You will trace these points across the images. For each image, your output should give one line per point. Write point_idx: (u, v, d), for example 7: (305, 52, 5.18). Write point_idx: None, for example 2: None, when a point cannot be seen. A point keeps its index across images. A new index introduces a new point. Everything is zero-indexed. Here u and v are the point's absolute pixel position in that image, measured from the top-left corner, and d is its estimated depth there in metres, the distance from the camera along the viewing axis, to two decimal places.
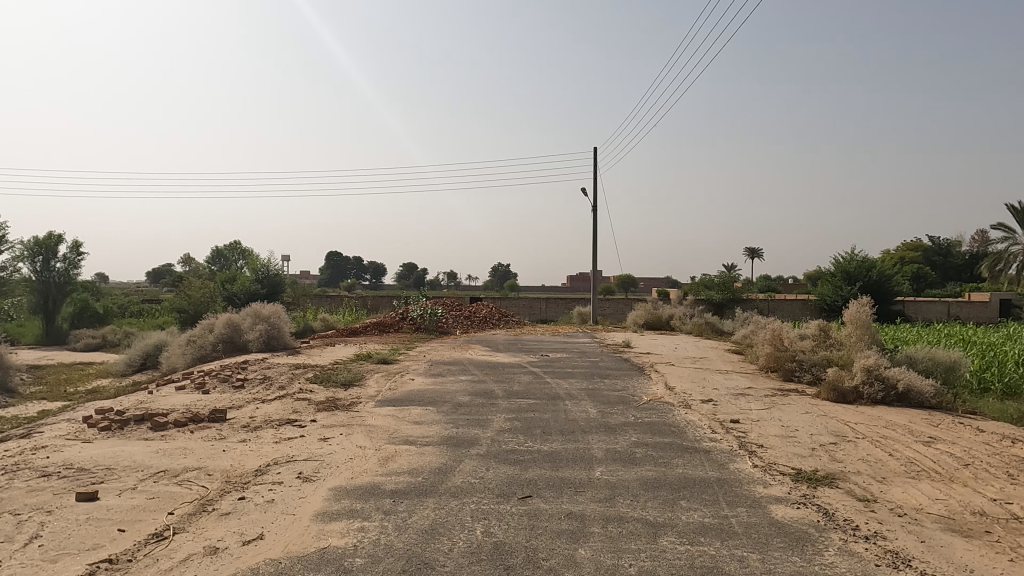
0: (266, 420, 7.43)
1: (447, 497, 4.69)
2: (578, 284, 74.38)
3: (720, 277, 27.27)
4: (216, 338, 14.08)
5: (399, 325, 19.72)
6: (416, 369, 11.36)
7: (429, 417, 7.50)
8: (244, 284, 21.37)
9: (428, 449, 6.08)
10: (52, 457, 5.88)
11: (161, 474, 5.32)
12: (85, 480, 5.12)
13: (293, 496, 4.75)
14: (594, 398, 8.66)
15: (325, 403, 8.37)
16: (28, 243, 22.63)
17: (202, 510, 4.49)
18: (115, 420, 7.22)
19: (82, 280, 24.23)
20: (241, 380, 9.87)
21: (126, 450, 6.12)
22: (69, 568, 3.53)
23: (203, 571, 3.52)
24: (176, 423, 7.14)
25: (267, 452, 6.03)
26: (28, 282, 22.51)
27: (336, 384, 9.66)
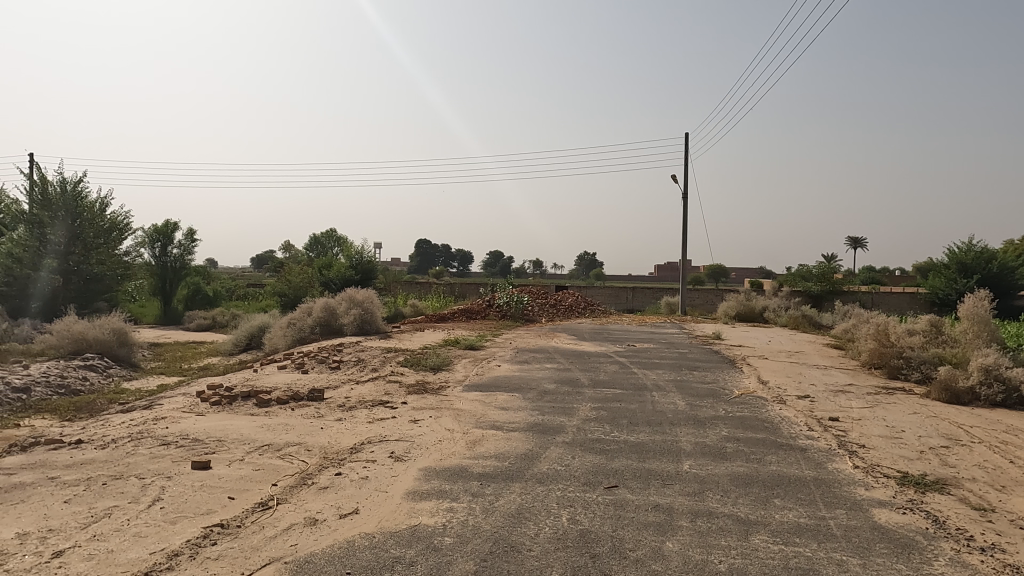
0: (360, 400, 7.74)
1: (533, 483, 4.73)
2: (667, 275, 72.73)
3: (818, 267, 25.92)
4: (314, 321, 14.80)
5: (486, 312, 20.04)
6: (502, 355, 11.51)
7: (515, 403, 7.58)
8: (340, 270, 22.31)
9: (515, 435, 6.15)
10: (171, 427, 6.39)
11: (265, 448, 5.66)
12: (199, 450, 5.53)
13: (385, 474, 4.94)
14: (682, 390, 8.47)
15: (415, 386, 8.64)
16: (148, 231, 24.49)
17: (302, 484, 4.74)
18: (225, 395, 7.75)
19: (194, 264, 25.97)
20: (337, 362, 10.34)
21: (234, 424, 6.55)
22: (187, 530, 3.83)
23: (304, 541, 3.72)
24: (278, 400, 7.57)
25: (362, 431, 6.30)
26: (148, 267, 24.39)
27: (425, 368, 9.94)
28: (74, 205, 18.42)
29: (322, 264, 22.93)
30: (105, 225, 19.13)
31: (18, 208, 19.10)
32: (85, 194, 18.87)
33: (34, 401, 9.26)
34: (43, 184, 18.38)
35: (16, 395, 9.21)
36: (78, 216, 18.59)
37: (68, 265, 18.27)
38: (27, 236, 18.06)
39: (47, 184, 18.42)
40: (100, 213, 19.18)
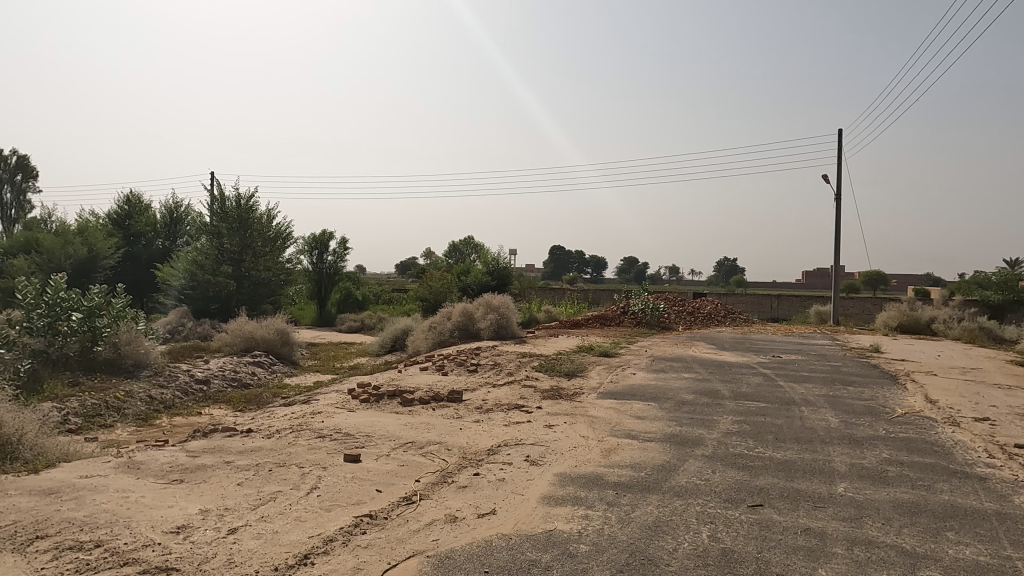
0: (497, 403, 7.93)
1: (671, 496, 4.59)
2: (816, 282, 67.90)
3: (999, 274, 23.05)
4: (453, 325, 15.38)
5: (620, 319, 19.80)
6: (637, 363, 11.30)
7: (651, 413, 7.40)
8: (477, 276, 23.01)
9: (651, 445, 6.00)
10: (326, 422, 6.90)
11: (408, 445, 5.95)
12: (351, 444, 5.93)
13: (522, 477, 5.01)
14: (836, 406, 7.85)
15: (550, 391, 8.69)
16: (308, 240, 26.70)
17: (443, 481, 4.93)
18: (373, 394, 8.26)
19: (346, 270, 27.92)
20: (475, 365, 10.68)
21: (381, 421, 6.96)
22: (340, 518, 4.11)
23: (445, 537, 3.86)
24: (420, 400, 7.94)
25: (498, 433, 6.44)
26: (307, 272, 26.59)
27: (559, 374, 9.99)
28: (247, 217, 20.53)
29: (461, 270, 23.74)
30: (271, 235, 21.09)
31: (201, 220, 21.58)
32: (256, 207, 20.93)
33: (212, 392, 10.40)
34: (222, 198, 20.63)
35: (198, 387, 10.40)
36: (250, 226, 20.66)
37: (241, 271, 20.33)
38: (208, 245, 20.35)
39: (225, 199, 20.65)
40: (267, 224, 21.18)
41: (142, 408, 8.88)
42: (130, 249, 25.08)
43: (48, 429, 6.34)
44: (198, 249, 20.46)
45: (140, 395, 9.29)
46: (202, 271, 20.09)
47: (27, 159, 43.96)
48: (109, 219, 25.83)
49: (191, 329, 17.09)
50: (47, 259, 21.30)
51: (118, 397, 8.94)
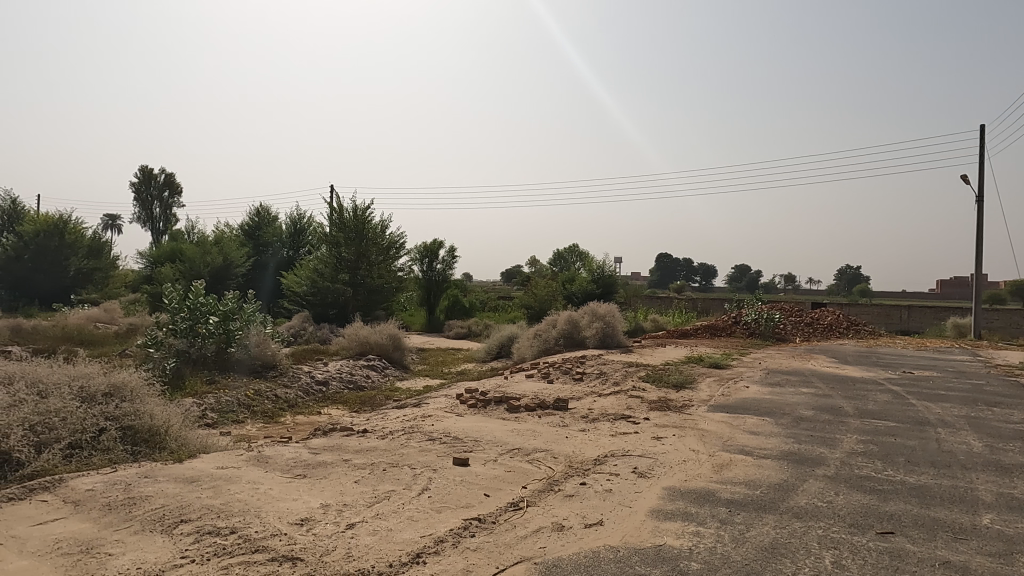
0: (602, 413, 7.85)
1: (789, 517, 4.36)
2: (953, 292, 62.17)
3: None
4: (558, 333, 15.41)
5: (731, 329, 19.06)
6: (750, 376, 10.81)
7: (766, 428, 7.06)
8: (582, 284, 22.94)
9: (767, 463, 5.72)
10: (436, 425, 7.11)
11: (515, 451, 6.02)
12: (460, 448, 6.08)
13: (629, 489, 4.93)
14: (978, 429, 7.13)
15: (657, 403, 8.50)
16: (419, 248, 27.68)
17: (549, 489, 4.94)
18: (481, 399, 8.42)
19: (454, 278, 28.66)
20: (580, 373, 10.64)
21: (488, 426, 7.08)
22: (450, 520, 4.22)
23: (552, 545, 3.87)
24: (526, 407, 8.00)
25: (605, 444, 6.37)
26: (417, 280, 27.58)
27: (667, 385, 9.75)
28: (363, 227, 21.59)
29: (565, 278, 23.75)
30: (385, 244, 22.01)
31: (322, 230, 22.91)
32: (371, 217, 21.94)
33: (331, 393, 10.99)
34: (340, 210, 21.83)
35: (318, 387, 11.04)
36: (365, 236, 21.68)
37: (357, 278, 21.39)
38: (328, 254, 21.59)
39: (343, 210, 21.81)
40: (382, 233, 22.12)
41: (269, 406, 9.54)
42: (259, 258, 27.04)
43: (189, 422, 6.95)
44: (319, 258, 21.81)
45: (267, 394, 9.98)
46: (322, 279, 21.40)
47: (173, 176, 48.61)
48: (242, 230, 28.20)
49: (311, 333, 18.14)
50: (189, 267, 23.43)
51: (248, 395, 9.65)
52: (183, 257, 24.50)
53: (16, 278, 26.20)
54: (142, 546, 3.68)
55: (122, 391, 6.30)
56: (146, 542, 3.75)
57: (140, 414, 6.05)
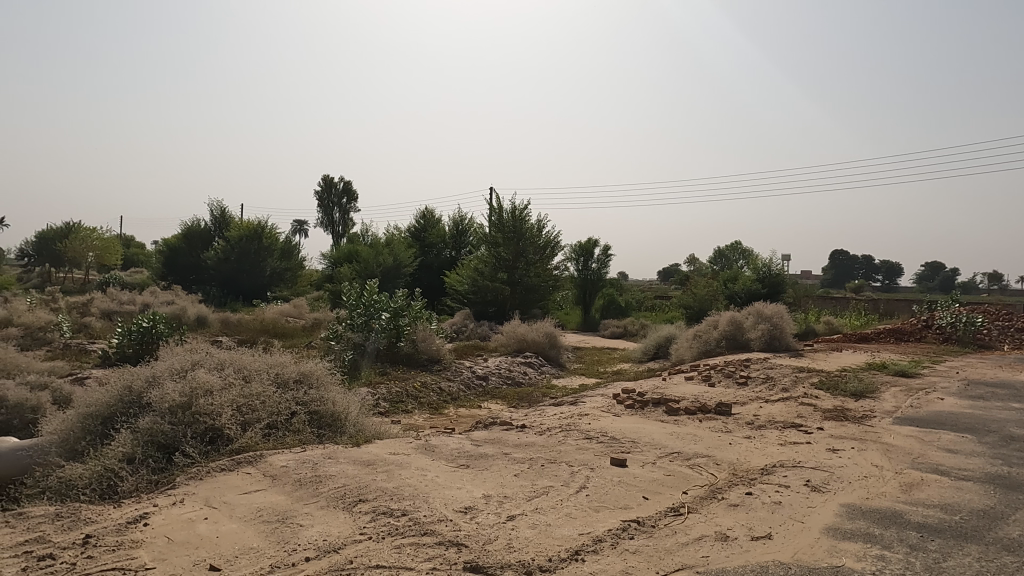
0: (770, 420, 7.39)
1: (998, 549, 3.82)
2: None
3: None
4: (720, 334, 14.76)
5: (920, 334, 17.08)
6: (945, 387, 9.61)
7: (967, 447, 6.23)
8: (746, 283, 21.77)
9: (967, 485, 5.06)
10: (592, 424, 7.11)
11: (675, 455, 5.84)
12: (617, 448, 6.02)
13: (801, 503, 4.60)
14: None
15: (833, 412, 7.84)
16: (574, 247, 27.84)
17: (712, 496, 4.75)
18: (638, 400, 8.29)
19: (610, 277, 28.47)
20: (744, 377, 10.09)
21: (646, 428, 6.94)
22: (608, 520, 4.20)
23: (715, 555, 3.71)
24: (686, 410, 7.74)
25: (773, 453, 5.99)
26: (573, 278, 27.75)
27: (844, 393, 8.95)
28: (520, 227, 22.13)
29: (728, 277, 22.69)
30: (542, 243, 22.38)
31: (482, 231, 23.86)
32: (529, 217, 22.44)
33: (490, 388, 11.38)
34: (499, 211, 22.60)
35: (479, 381, 11.49)
36: (524, 236, 22.22)
37: (514, 277, 21.98)
38: (488, 254, 22.38)
39: (502, 211, 22.53)
40: (539, 233, 22.50)
41: (434, 397, 10.09)
42: (425, 258, 28.65)
43: (365, 408, 7.55)
44: (479, 258, 22.72)
45: (432, 386, 10.56)
46: (482, 278, 22.17)
47: (351, 184, 52.86)
48: (410, 233, 30.08)
49: (472, 329, 18.93)
50: (364, 268, 25.42)
51: (415, 387, 10.29)
52: (359, 258, 26.65)
53: (225, 277, 30.00)
54: (328, 520, 4.06)
55: (310, 379, 6.99)
56: (331, 517, 4.13)
57: (324, 400, 6.68)
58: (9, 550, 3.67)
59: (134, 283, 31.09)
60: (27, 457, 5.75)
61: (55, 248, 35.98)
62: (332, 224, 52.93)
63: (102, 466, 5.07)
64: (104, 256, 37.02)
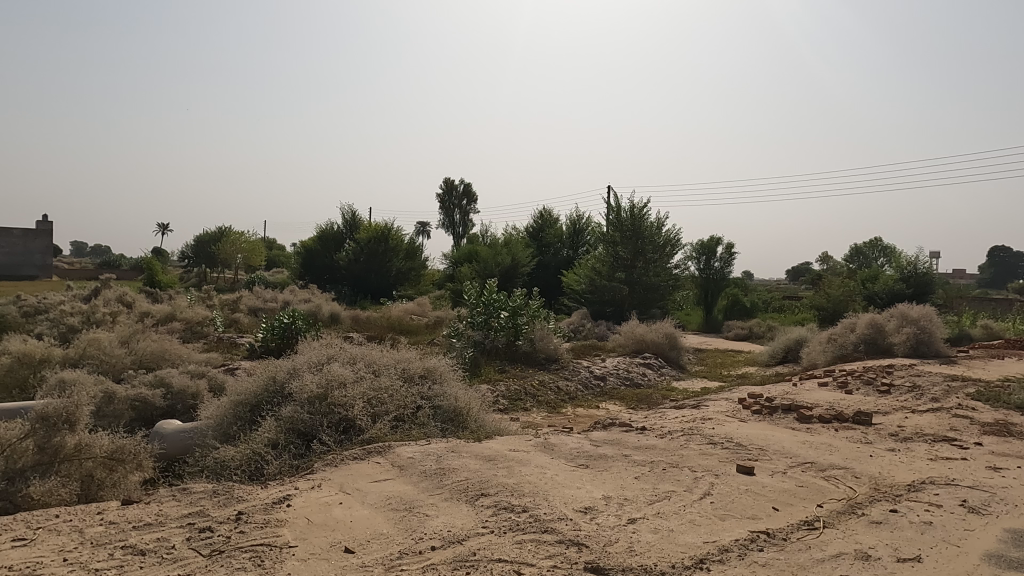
0: (917, 432, 6.77)
1: None
2: None
3: None
4: (857, 338, 13.72)
5: None
6: None
7: None
8: (887, 283, 20.09)
9: None
10: (716, 429, 6.84)
11: (807, 466, 5.50)
12: (744, 455, 5.76)
13: (956, 525, 4.18)
14: None
15: (993, 426, 7.05)
16: (695, 246, 26.99)
17: (851, 512, 4.42)
18: (766, 406, 7.88)
19: (733, 277, 27.32)
20: (887, 385, 9.31)
21: (775, 435, 6.58)
22: (735, 530, 4.03)
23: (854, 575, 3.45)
24: (820, 418, 7.27)
25: (922, 468, 5.48)
26: (694, 278, 26.89)
27: (1006, 406, 8.03)
28: (639, 226, 21.77)
29: (866, 276, 21.08)
30: (661, 241, 21.86)
31: (600, 230, 23.70)
32: (648, 216, 22.02)
33: (608, 388, 11.27)
34: (617, 210, 22.36)
35: (596, 382, 11.41)
36: (643, 235, 21.84)
37: (633, 277, 21.63)
38: (606, 253, 22.19)
39: (621, 210, 22.27)
40: (659, 231, 21.99)
41: (552, 396, 10.14)
42: (542, 257, 28.86)
43: (485, 405, 7.72)
44: (597, 257, 22.58)
45: (550, 385, 10.62)
46: (600, 277, 22.00)
47: (471, 186, 54.31)
48: (527, 232, 30.44)
49: (589, 329, 18.83)
50: (484, 267, 26.03)
51: (534, 385, 10.39)
52: (479, 258, 27.31)
53: (355, 277, 31.82)
54: (451, 512, 4.19)
55: (434, 374, 7.26)
56: (455, 509, 4.26)
57: (447, 395, 6.90)
58: (176, 521, 4.10)
59: (276, 282, 33.70)
60: (189, 438, 6.40)
61: (210, 250, 39.78)
62: (452, 226, 54.65)
63: (251, 450, 5.55)
64: (251, 257, 40.47)
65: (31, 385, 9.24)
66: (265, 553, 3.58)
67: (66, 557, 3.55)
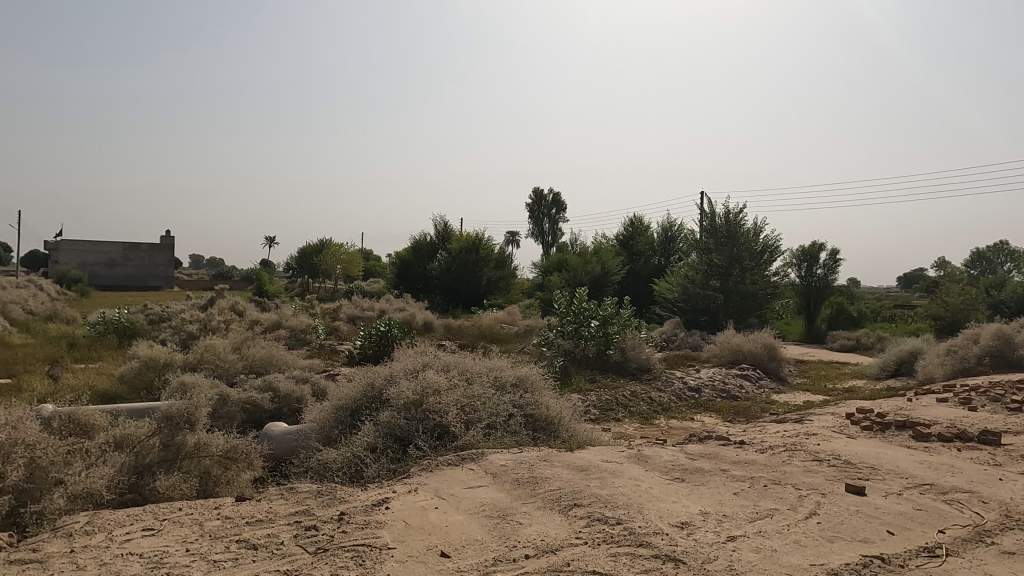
0: None
1: None
2: None
3: None
4: (981, 350, 12.62)
5: None
6: None
7: None
8: (1015, 290, 18.41)
9: None
10: (822, 445, 6.48)
11: (927, 488, 5.10)
12: (854, 474, 5.42)
13: None
14: None
15: None
16: (796, 252, 25.75)
17: (978, 540, 4.06)
18: (878, 422, 7.39)
19: (838, 284, 25.86)
20: (1017, 402, 8.50)
21: (889, 454, 6.15)
22: (845, 553, 3.79)
23: None
24: (940, 437, 6.73)
25: None
26: (794, 286, 25.65)
27: None
28: (735, 233, 21.09)
29: (991, 283, 19.41)
30: (759, 248, 21.04)
31: (693, 237, 23.12)
32: (744, 221, 21.28)
33: (703, 400, 10.92)
34: (711, 216, 21.74)
35: (691, 393, 11.09)
36: (738, 242, 21.12)
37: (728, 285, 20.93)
38: (699, 261, 21.62)
39: (715, 216, 21.65)
40: (756, 238, 21.17)
41: (644, 407, 9.94)
42: (633, 265, 28.44)
43: (576, 414, 7.67)
44: (690, 265, 22.03)
45: (643, 396, 10.42)
46: (693, 285, 21.42)
47: (560, 196, 54.44)
48: (618, 241, 30.13)
49: (683, 339, 18.35)
50: (573, 276, 25.98)
51: (625, 395, 10.24)
52: (568, 267, 27.29)
53: (447, 286, 32.58)
54: (544, 521, 4.19)
55: (525, 383, 7.30)
56: (548, 518, 4.26)
57: (538, 404, 6.92)
58: (284, 518, 4.32)
59: (373, 292, 35.03)
60: (294, 440, 6.75)
61: (313, 262, 41.91)
62: (542, 235, 54.91)
63: (351, 452, 5.78)
64: (349, 268, 42.32)
65: (156, 387, 10.05)
66: (366, 553, 3.71)
67: (188, 548, 3.83)
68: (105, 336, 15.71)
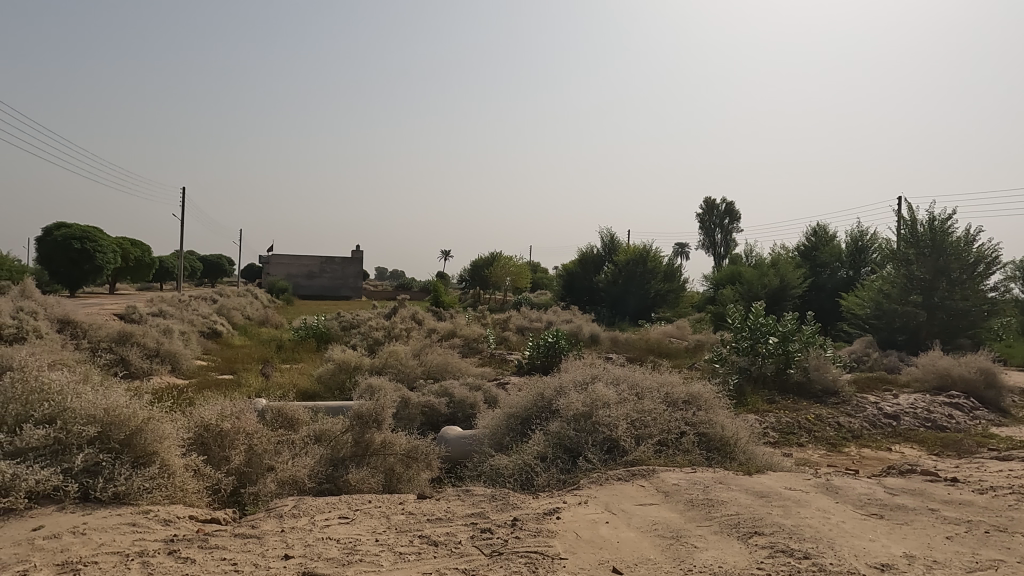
0: None
1: None
2: None
3: None
4: None
5: None
6: None
7: None
8: None
9: None
10: None
11: None
12: None
13: None
14: None
15: None
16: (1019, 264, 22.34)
17: None
18: None
19: None
20: None
21: None
22: None
23: None
24: None
25: None
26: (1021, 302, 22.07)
27: None
28: (942, 241, 18.67)
29: None
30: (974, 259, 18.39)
31: (888, 246, 20.92)
32: (954, 229, 18.78)
33: (903, 428, 9.74)
34: (913, 223, 19.52)
35: (887, 420, 9.98)
36: (946, 252, 18.61)
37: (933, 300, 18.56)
38: (897, 274, 19.47)
39: (917, 224, 19.42)
40: (969, 247, 18.52)
41: (832, 433, 9.09)
42: (816, 278, 26.26)
43: (754, 436, 7.22)
44: (885, 278, 19.93)
45: (829, 421, 9.55)
46: (890, 300, 19.33)
47: (733, 205, 52.00)
48: (799, 252, 28.08)
49: (876, 359, 16.59)
50: (748, 289, 24.65)
51: (809, 419, 9.46)
52: (743, 280, 25.91)
53: (613, 299, 32.36)
54: (721, 547, 3.99)
55: (698, 400, 7.02)
56: (726, 544, 4.04)
57: (713, 424, 6.61)
58: (461, 519, 4.53)
59: (541, 303, 35.74)
60: (468, 445, 7.05)
61: (483, 274, 43.68)
62: (714, 246, 52.66)
63: (523, 460, 5.92)
64: (518, 279, 43.62)
65: (348, 387, 11.05)
66: (539, 560, 3.76)
67: (377, 539, 4.14)
68: (306, 339, 17.61)
